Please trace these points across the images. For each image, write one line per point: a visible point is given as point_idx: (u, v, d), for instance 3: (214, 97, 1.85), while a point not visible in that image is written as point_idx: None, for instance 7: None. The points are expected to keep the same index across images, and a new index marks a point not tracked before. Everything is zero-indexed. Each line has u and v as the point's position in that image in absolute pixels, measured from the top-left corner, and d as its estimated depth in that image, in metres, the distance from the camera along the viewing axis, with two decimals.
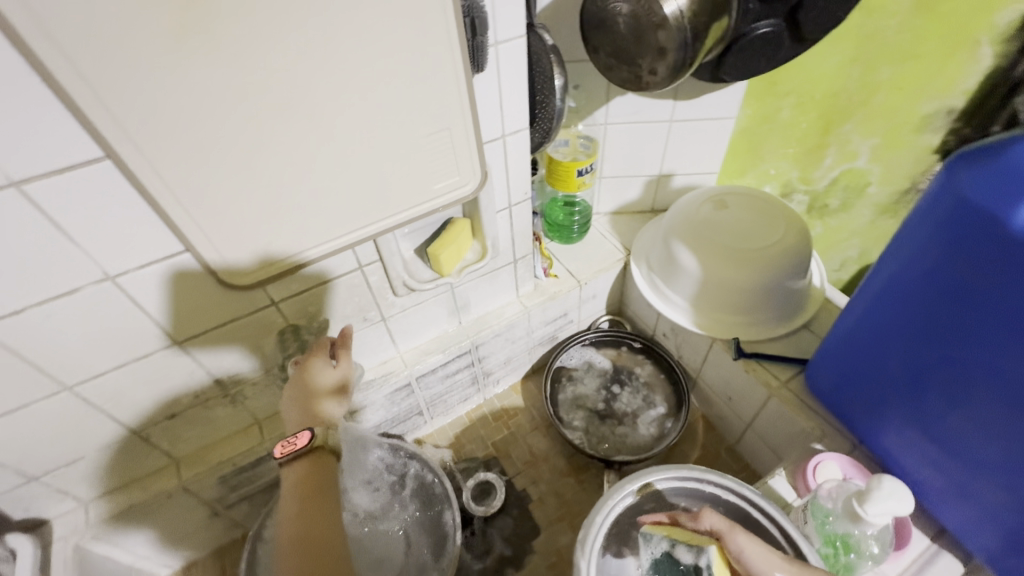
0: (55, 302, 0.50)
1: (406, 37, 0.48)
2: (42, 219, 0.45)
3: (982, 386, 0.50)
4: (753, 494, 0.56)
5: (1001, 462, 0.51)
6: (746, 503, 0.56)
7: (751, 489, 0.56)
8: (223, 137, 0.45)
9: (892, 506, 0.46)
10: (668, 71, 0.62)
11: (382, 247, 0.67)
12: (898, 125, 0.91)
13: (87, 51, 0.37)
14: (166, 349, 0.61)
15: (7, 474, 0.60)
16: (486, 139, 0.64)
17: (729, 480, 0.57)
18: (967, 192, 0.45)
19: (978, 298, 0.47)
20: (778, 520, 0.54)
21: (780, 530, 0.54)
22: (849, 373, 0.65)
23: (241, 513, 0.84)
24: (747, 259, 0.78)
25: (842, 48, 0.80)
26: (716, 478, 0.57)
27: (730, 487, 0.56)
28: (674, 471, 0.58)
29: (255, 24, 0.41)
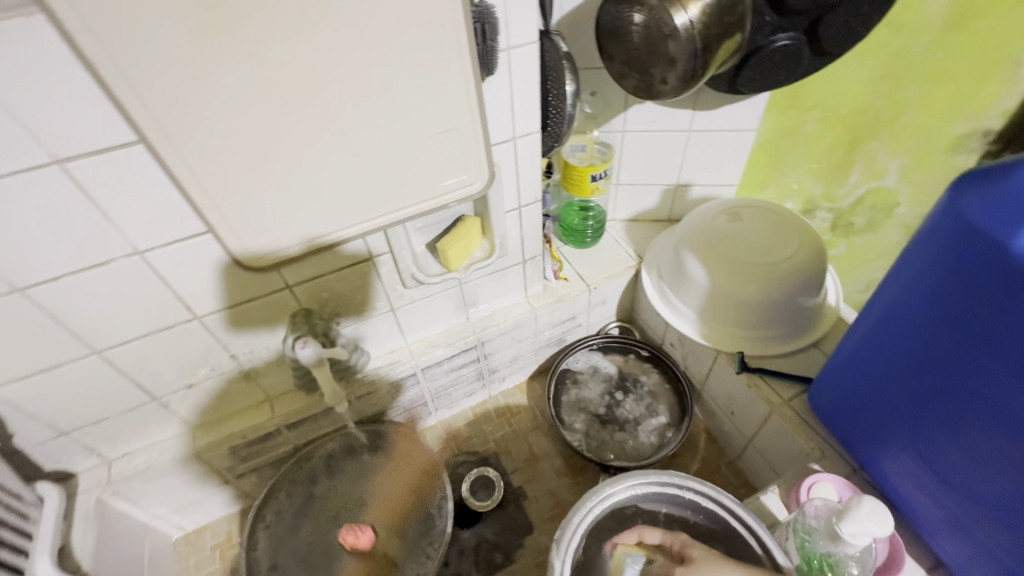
0: (89, 271, 0.55)
1: (418, 41, 0.51)
2: (81, 195, 0.50)
3: (979, 416, 0.49)
4: (732, 503, 0.57)
5: (998, 497, 0.50)
6: (725, 512, 0.57)
7: (730, 498, 0.57)
8: (244, 128, 0.49)
9: (870, 528, 0.46)
10: (678, 81, 0.62)
11: (392, 239, 0.70)
12: (929, 145, 0.86)
13: (126, 47, 0.41)
14: (187, 323, 0.65)
15: (41, 427, 0.66)
16: (496, 141, 0.67)
17: (710, 489, 0.58)
18: (971, 214, 0.45)
19: (977, 325, 0.46)
20: (755, 530, 0.55)
21: (757, 540, 0.55)
22: (851, 394, 0.64)
23: (250, 485, 0.89)
24: (756, 273, 0.78)
25: (871, 63, 0.79)
26: (696, 486, 0.58)
27: (711, 495, 0.58)
28: (656, 477, 0.59)
29: (276, 26, 0.44)
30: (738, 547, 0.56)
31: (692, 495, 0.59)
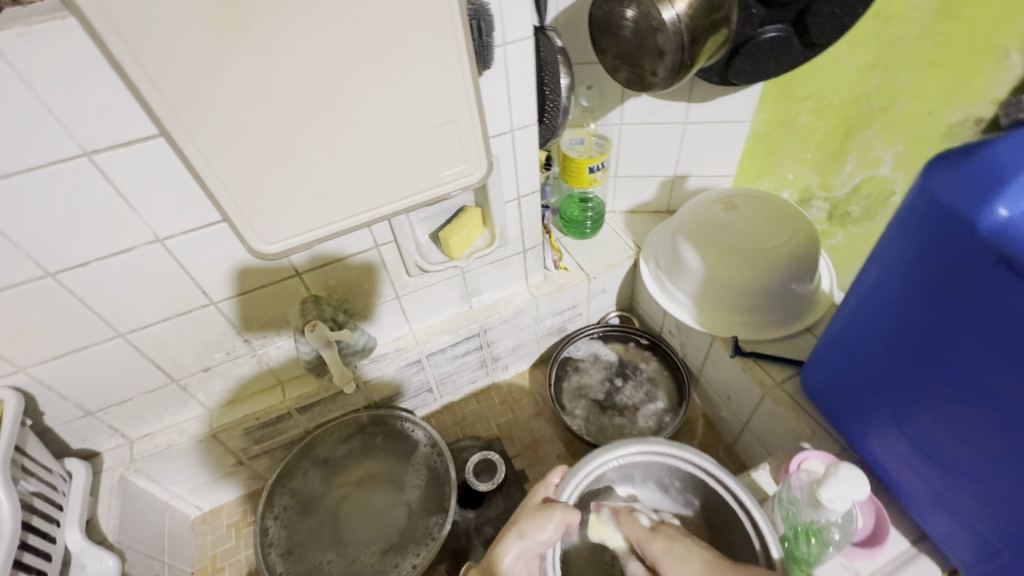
0: (115, 257, 0.59)
1: (417, 37, 0.54)
2: (107, 184, 0.54)
3: (953, 389, 0.51)
4: (711, 465, 0.62)
5: (971, 468, 0.52)
6: (703, 473, 0.63)
7: (709, 459, 0.63)
8: (255, 122, 0.52)
9: (847, 492, 0.49)
10: (668, 72, 0.65)
11: (396, 228, 0.73)
12: (923, 133, 0.85)
13: (148, 44, 0.44)
14: (203, 308, 0.69)
15: (68, 406, 0.71)
16: (494, 133, 0.70)
17: (689, 452, 0.63)
18: (940, 194, 0.47)
19: (949, 300, 0.48)
20: (735, 491, 0.60)
21: (735, 496, 0.60)
22: (837, 374, 0.66)
23: (263, 466, 0.93)
24: (749, 260, 0.80)
25: (862, 53, 0.81)
26: (677, 451, 0.63)
27: (692, 458, 0.63)
28: (639, 445, 0.64)
29: (283, 25, 0.48)
30: (719, 503, 0.62)
31: (673, 459, 0.63)
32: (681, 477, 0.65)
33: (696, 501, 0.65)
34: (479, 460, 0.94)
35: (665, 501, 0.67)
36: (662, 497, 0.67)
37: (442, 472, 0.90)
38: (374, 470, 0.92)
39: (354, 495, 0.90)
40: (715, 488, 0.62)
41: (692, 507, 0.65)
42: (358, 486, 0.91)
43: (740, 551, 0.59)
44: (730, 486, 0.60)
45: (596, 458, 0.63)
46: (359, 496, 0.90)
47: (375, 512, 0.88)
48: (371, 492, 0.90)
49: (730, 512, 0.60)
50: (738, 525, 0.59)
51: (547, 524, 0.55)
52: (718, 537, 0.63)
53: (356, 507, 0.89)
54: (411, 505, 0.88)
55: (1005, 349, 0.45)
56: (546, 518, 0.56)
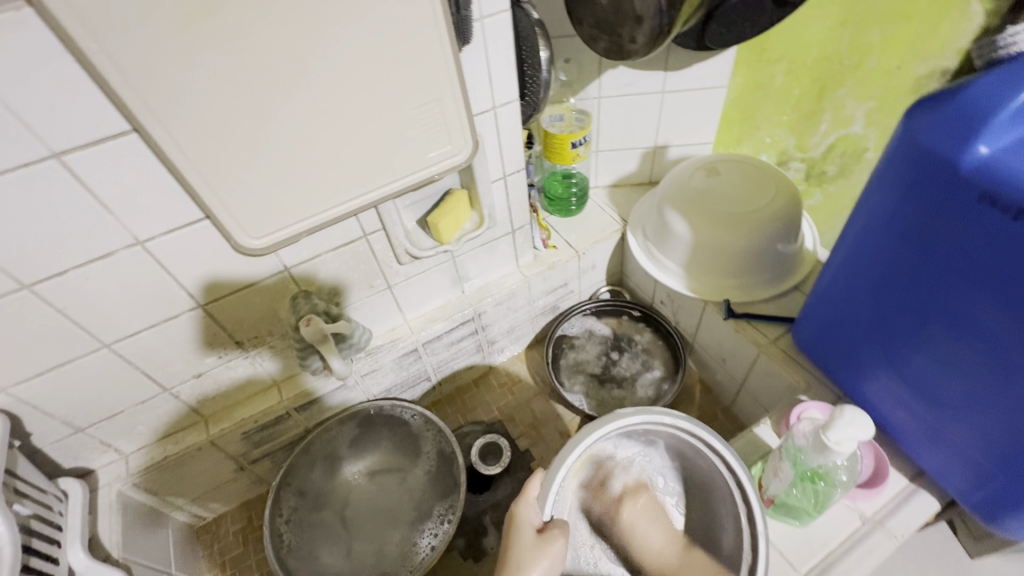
0: (94, 264, 0.57)
1: (394, 14, 0.53)
2: (80, 187, 0.51)
3: (942, 326, 0.53)
4: (682, 422, 0.58)
5: (962, 401, 0.54)
6: (682, 431, 0.59)
7: (681, 415, 0.58)
8: (233, 111, 0.51)
9: (853, 433, 0.51)
10: (647, 38, 0.65)
11: (384, 216, 0.72)
12: (893, 88, 0.88)
13: (114, 32, 0.42)
14: (192, 311, 0.67)
15: (57, 425, 0.68)
16: (477, 111, 0.69)
17: (660, 415, 0.58)
18: (921, 137, 0.48)
19: (934, 240, 0.50)
20: (720, 450, 0.57)
21: (710, 447, 0.58)
22: (828, 326, 0.68)
23: (264, 470, 0.91)
24: (735, 223, 0.81)
25: (831, 12, 0.82)
26: (648, 416, 0.58)
27: (663, 419, 0.58)
28: (609, 426, 0.56)
29: (254, 6, 0.46)
30: (694, 450, 0.60)
31: (644, 424, 0.59)
32: (652, 431, 0.61)
33: (669, 442, 0.63)
34: (484, 444, 0.94)
35: (638, 446, 0.65)
36: (635, 446, 0.65)
37: (450, 457, 0.89)
38: (383, 462, 0.93)
39: (365, 489, 0.90)
40: (689, 439, 0.59)
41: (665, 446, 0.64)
42: (369, 483, 0.91)
43: (718, 486, 0.60)
44: (708, 441, 0.58)
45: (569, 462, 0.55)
46: (370, 491, 0.90)
47: (383, 501, 0.89)
48: (381, 487, 0.91)
49: (706, 459, 0.59)
50: (716, 469, 0.59)
51: (553, 561, 0.53)
52: (693, 468, 0.64)
53: (364, 498, 0.90)
54: (422, 497, 0.89)
55: (990, 282, 0.46)
56: (549, 553, 0.53)
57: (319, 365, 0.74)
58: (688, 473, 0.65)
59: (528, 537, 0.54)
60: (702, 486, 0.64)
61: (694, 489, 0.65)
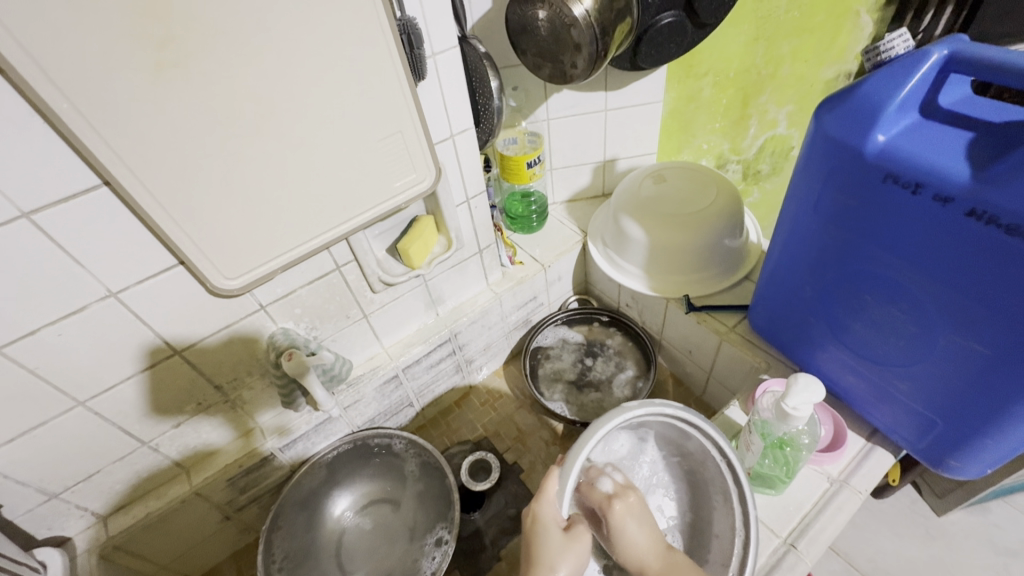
0: (65, 320, 0.57)
1: (353, 56, 0.57)
2: (50, 243, 0.51)
3: (873, 293, 0.59)
4: (681, 412, 0.60)
5: (899, 358, 0.60)
6: (679, 419, 0.60)
7: (678, 405, 0.60)
8: (204, 157, 0.52)
9: (808, 397, 0.56)
10: (586, 63, 0.72)
11: (355, 246, 0.74)
12: (806, 92, 1.08)
13: (86, 90, 0.44)
14: (168, 359, 0.67)
15: (29, 493, 0.66)
16: (436, 140, 0.73)
17: (660, 406, 0.59)
18: (830, 132, 0.55)
19: (856, 220, 0.57)
20: (715, 437, 0.60)
21: (702, 431, 0.60)
22: (778, 307, 0.74)
23: (251, 516, 0.90)
24: (685, 223, 0.87)
25: (745, 29, 0.92)
26: (648, 407, 0.59)
27: (663, 407, 0.60)
28: (615, 416, 0.57)
29: (220, 56, 0.48)
30: (685, 436, 0.63)
31: (645, 415, 0.60)
32: (645, 422, 0.63)
33: (663, 431, 0.65)
34: (474, 462, 0.95)
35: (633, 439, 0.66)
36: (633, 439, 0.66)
37: (435, 469, 0.89)
38: (373, 492, 0.93)
39: (357, 524, 0.90)
40: (682, 425, 0.61)
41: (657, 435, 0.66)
42: (361, 516, 0.91)
43: (708, 468, 0.63)
44: (698, 426, 0.60)
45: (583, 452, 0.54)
46: (362, 524, 0.90)
47: (376, 534, 0.89)
48: (374, 517, 0.90)
49: (697, 442, 0.62)
50: (708, 452, 0.61)
51: (583, 554, 0.54)
52: (683, 454, 0.66)
53: (358, 535, 0.89)
54: (415, 520, 0.89)
55: (905, 251, 0.53)
56: (576, 549, 0.54)
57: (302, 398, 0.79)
58: (679, 460, 0.67)
59: (555, 536, 0.54)
60: (692, 473, 0.66)
61: (685, 474, 0.67)
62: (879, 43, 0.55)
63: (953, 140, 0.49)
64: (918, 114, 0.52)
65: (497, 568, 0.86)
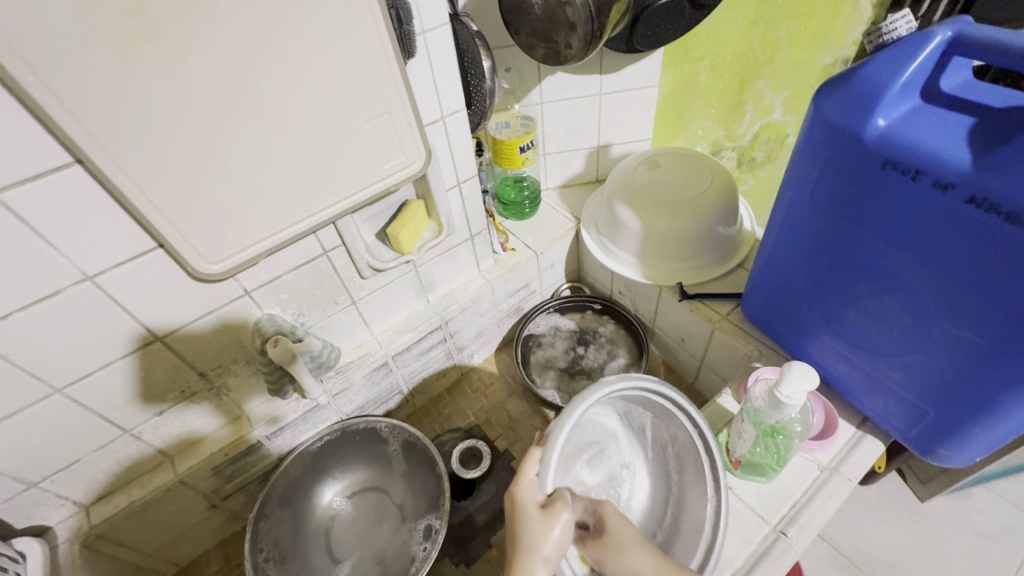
0: (39, 305, 0.55)
1: (338, 31, 0.54)
2: (20, 224, 0.49)
3: (867, 282, 0.59)
4: (658, 385, 0.58)
5: (892, 346, 0.60)
6: (661, 395, 0.59)
7: (660, 380, 0.59)
8: (181, 136, 0.50)
9: (802, 385, 0.56)
10: (581, 43, 0.70)
11: (343, 231, 0.72)
12: (803, 78, 1.07)
13: (53, 61, 0.42)
14: (149, 345, 0.65)
15: (7, 482, 0.64)
16: (426, 121, 0.71)
17: (640, 378, 0.57)
18: (828, 116, 0.54)
19: (852, 207, 0.56)
20: (693, 415, 0.60)
21: (683, 409, 0.60)
22: (772, 296, 0.74)
23: (238, 504, 0.89)
24: (679, 210, 0.86)
25: (743, 12, 0.91)
26: (630, 380, 0.57)
27: (649, 381, 0.58)
28: (599, 390, 0.54)
29: (197, 27, 0.46)
30: (668, 415, 0.62)
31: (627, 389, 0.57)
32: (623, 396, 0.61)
33: (648, 409, 0.63)
34: (464, 449, 0.95)
35: (615, 412, 0.64)
36: (615, 411, 0.64)
37: (424, 453, 0.88)
38: (361, 480, 0.92)
39: (346, 512, 0.89)
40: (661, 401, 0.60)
41: (643, 413, 0.64)
42: (350, 504, 0.90)
43: (687, 445, 0.63)
44: (680, 402, 0.60)
45: (569, 423, 0.51)
46: (351, 512, 0.89)
47: (363, 521, 0.88)
48: (363, 505, 0.90)
49: (679, 421, 0.61)
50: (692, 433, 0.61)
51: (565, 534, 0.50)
52: (663, 433, 0.65)
53: (346, 523, 0.88)
54: (405, 506, 0.88)
55: (901, 238, 0.53)
56: (557, 530, 0.49)
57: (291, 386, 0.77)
58: (658, 439, 0.66)
59: (534, 518, 0.50)
60: (668, 453, 0.66)
61: (661, 453, 0.66)
62: (882, 24, 0.54)
63: (954, 126, 0.48)
64: (918, 99, 0.51)
65: (487, 555, 0.85)
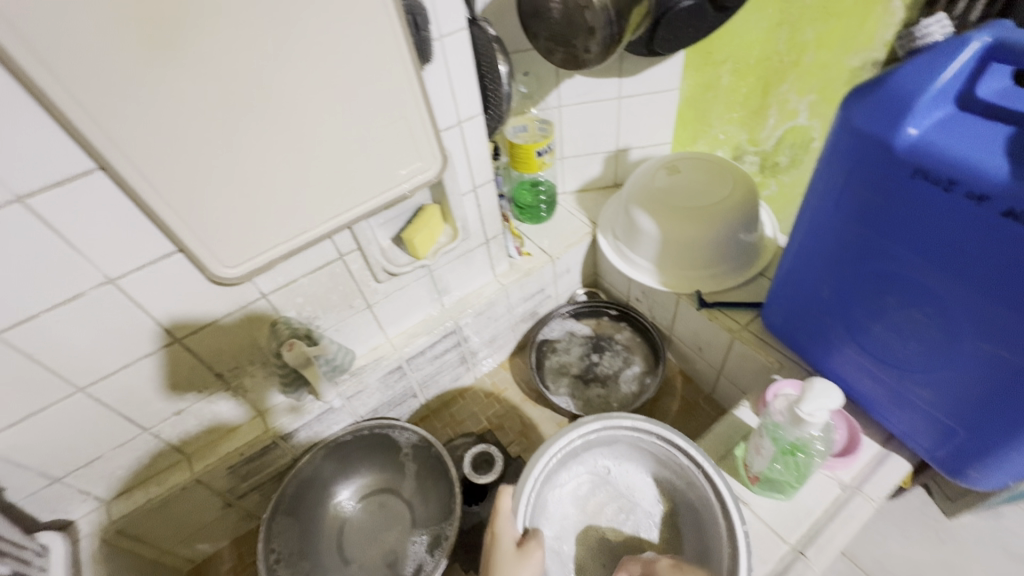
0: (62, 307, 0.56)
1: (356, 39, 0.54)
2: (46, 228, 0.51)
3: (894, 295, 0.57)
4: (646, 424, 0.67)
5: (920, 363, 0.58)
6: (658, 433, 0.67)
7: (650, 419, 0.68)
8: (200, 144, 0.51)
9: (825, 403, 0.54)
10: (600, 47, 0.69)
11: (359, 235, 0.73)
12: (830, 81, 1.02)
13: (77, 71, 0.42)
14: (169, 346, 0.66)
15: (32, 477, 0.66)
16: (443, 126, 0.70)
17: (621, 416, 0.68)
18: (856, 124, 0.52)
19: (880, 217, 0.54)
20: (693, 454, 0.65)
21: (678, 447, 0.66)
22: (794, 307, 0.72)
23: (253, 503, 0.90)
24: (699, 216, 0.84)
25: (768, 14, 0.88)
26: (611, 420, 0.68)
27: (633, 418, 0.68)
28: (582, 424, 0.67)
29: (215, 36, 0.46)
30: (668, 455, 0.68)
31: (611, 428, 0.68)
32: (617, 440, 0.71)
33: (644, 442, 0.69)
34: (478, 453, 0.93)
35: (624, 459, 0.73)
36: (610, 445, 0.72)
37: (437, 458, 0.88)
38: (373, 483, 0.93)
39: (358, 514, 0.90)
40: (658, 442, 0.68)
41: (653, 461, 0.71)
42: (362, 506, 0.91)
43: (702, 494, 0.65)
44: (669, 437, 0.66)
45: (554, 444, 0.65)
46: (363, 513, 0.90)
47: (374, 523, 0.89)
48: (375, 507, 0.91)
49: (680, 460, 0.66)
50: (690, 471, 0.66)
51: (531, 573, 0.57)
52: (668, 469, 0.69)
53: (358, 525, 0.89)
54: (416, 510, 0.89)
55: (932, 251, 0.51)
56: (527, 565, 0.57)
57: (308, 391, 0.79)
58: (667, 479, 0.70)
59: (508, 549, 0.58)
60: (687, 504, 0.68)
61: (676, 494, 0.69)
62: (916, 28, 0.52)
63: (991, 135, 0.46)
64: (952, 107, 0.49)
65: None
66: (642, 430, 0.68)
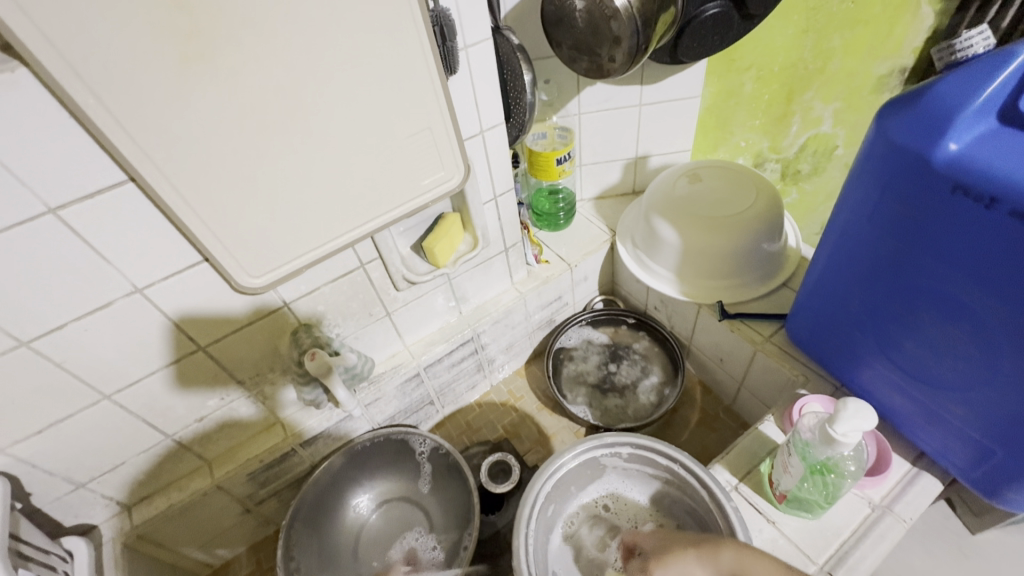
0: (90, 316, 0.56)
1: (382, 49, 0.54)
2: (77, 239, 0.51)
3: (928, 312, 0.55)
4: (623, 437, 0.69)
5: (956, 381, 0.56)
6: (636, 447, 0.69)
7: (621, 432, 0.70)
8: (228, 155, 0.51)
9: (858, 424, 0.52)
10: (625, 57, 0.68)
11: (381, 244, 0.73)
12: (857, 87, 1.01)
13: (112, 84, 0.43)
14: (193, 354, 0.66)
15: (58, 483, 0.67)
16: (466, 135, 0.70)
17: (599, 436, 0.69)
18: (895, 137, 0.51)
19: (915, 232, 0.53)
20: (680, 461, 0.66)
21: (660, 454, 0.68)
22: (822, 320, 0.71)
23: (271, 509, 0.90)
24: (721, 226, 0.83)
25: (794, 21, 0.87)
26: (591, 444, 0.70)
27: (604, 438, 0.70)
28: (564, 455, 0.68)
29: (244, 47, 0.46)
30: (652, 462, 0.70)
31: (593, 450, 0.70)
32: (604, 463, 0.73)
33: (626, 457, 0.71)
34: (495, 461, 0.93)
35: (615, 480, 0.75)
36: (598, 469, 0.73)
37: (452, 464, 0.88)
38: (389, 490, 0.92)
39: (374, 521, 0.90)
40: (640, 453, 0.70)
41: (644, 472, 0.72)
42: (378, 513, 0.91)
43: (696, 494, 0.66)
44: (649, 447, 0.69)
45: (538, 485, 0.66)
46: (380, 521, 0.90)
47: (390, 530, 0.89)
48: (391, 514, 0.91)
49: (662, 463, 0.68)
50: (674, 468, 0.68)
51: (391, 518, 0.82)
52: (659, 475, 0.71)
53: (374, 533, 0.89)
54: (433, 517, 0.89)
55: (972, 269, 0.49)
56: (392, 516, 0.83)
57: (324, 393, 0.80)
58: (665, 483, 0.71)
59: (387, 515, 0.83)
60: (687, 507, 0.69)
61: (673, 501, 0.71)
62: (956, 40, 0.51)
63: None
64: (995, 121, 0.47)
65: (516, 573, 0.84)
66: (617, 446, 0.70)
